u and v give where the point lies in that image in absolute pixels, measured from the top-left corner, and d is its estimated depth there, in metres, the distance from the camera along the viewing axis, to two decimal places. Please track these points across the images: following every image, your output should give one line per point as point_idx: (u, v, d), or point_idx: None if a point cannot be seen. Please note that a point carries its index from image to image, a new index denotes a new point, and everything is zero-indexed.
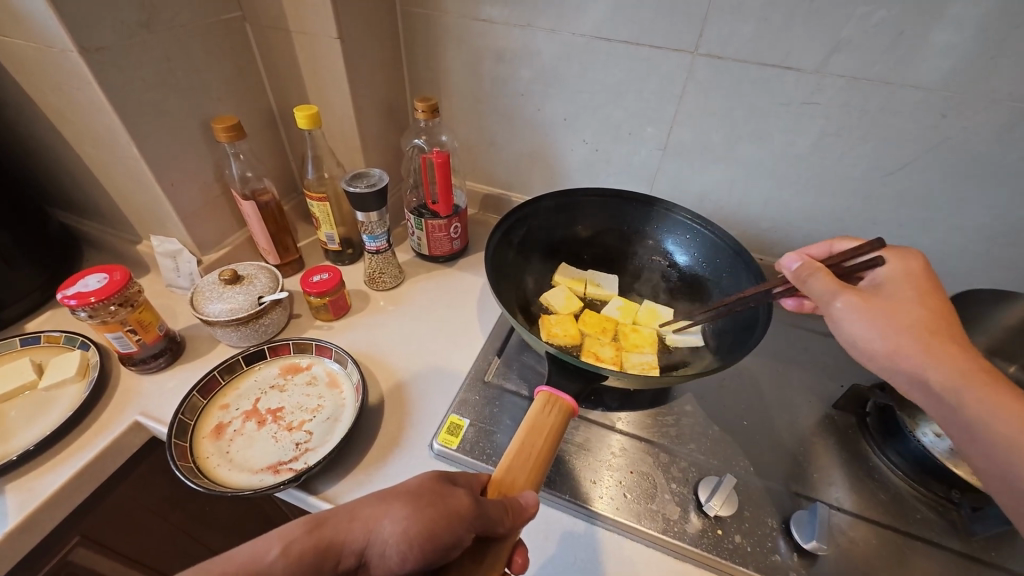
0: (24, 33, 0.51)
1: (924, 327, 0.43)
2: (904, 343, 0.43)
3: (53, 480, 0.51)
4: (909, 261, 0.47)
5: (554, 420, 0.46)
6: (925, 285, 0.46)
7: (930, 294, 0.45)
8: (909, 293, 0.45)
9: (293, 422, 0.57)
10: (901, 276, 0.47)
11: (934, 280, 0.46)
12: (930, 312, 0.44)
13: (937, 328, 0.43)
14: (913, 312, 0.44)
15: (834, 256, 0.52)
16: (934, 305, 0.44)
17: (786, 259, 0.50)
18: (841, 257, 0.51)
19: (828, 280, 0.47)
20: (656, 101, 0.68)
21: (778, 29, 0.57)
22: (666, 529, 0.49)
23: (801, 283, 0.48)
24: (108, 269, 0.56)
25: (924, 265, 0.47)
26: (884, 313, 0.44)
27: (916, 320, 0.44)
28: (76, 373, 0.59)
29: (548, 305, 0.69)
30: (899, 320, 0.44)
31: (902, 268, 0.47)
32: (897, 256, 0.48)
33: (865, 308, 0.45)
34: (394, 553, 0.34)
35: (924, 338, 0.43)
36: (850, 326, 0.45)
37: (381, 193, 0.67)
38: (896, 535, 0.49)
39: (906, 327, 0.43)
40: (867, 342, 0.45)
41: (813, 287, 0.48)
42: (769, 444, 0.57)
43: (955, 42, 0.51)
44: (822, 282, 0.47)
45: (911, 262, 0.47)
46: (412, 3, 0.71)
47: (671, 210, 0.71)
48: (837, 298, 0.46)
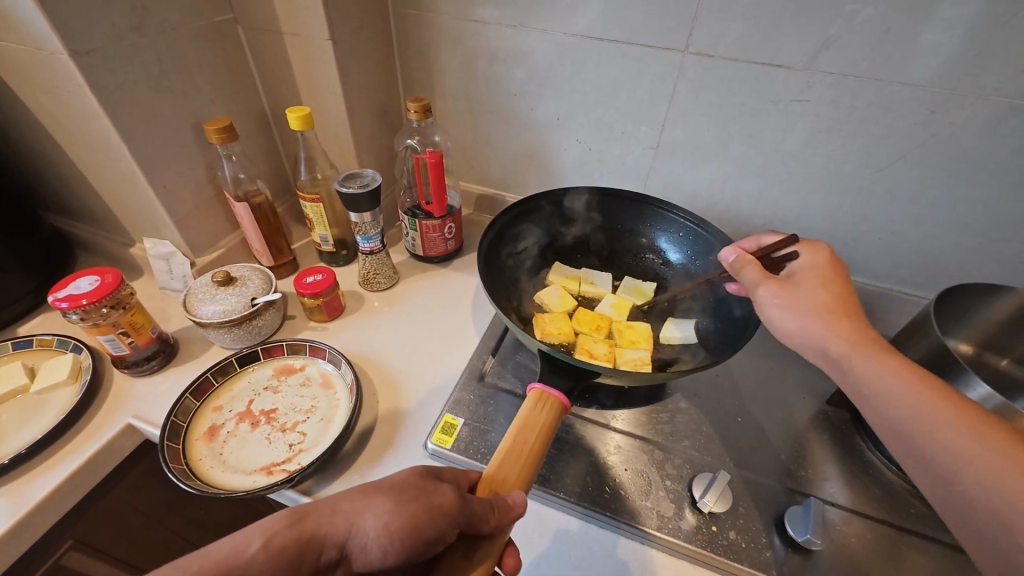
0: (15, 36, 0.51)
1: (825, 306, 0.48)
2: (806, 322, 0.47)
3: (44, 484, 0.51)
4: (817, 254, 0.53)
5: (546, 417, 0.46)
6: (829, 272, 0.51)
7: (833, 281, 0.50)
8: (817, 280, 0.50)
9: (287, 423, 0.56)
10: (812, 265, 0.52)
11: (838, 271, 0.51)
12: (832, 297, 0.49)
13: (834, 307, 0.48)
14: (816, 295, 0.49)
15: (762, 249, 0.57)
16: (837, 290, 0.49)
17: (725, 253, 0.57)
18: (770, 249, 0.56)
19: (755, 270, 0.52)
20: (648, 100, 0.68)
21: (767, 28, 0.57)
22: (660, 526, 0.49)
23: (736, 273, 0.54)
24: (100, 272, 0.56)
25: (831, 257, 0.53)
26: (800, 296, 0.49)
27: (821, 301, 0.48)
28: (68, 376, 0.59)
29: (542, 304, 0.69)
30: (808, 303, 0.48)
31: (812, 260, 0.53)
32: (808, 248, 0.55)
33: (783, 294, 0.49)
34: (376, 547, 0.34)
35: (824, 315, 0.47)
36: (771, 310, 0.50)
37: (374, 194, 0.67)
38: (890, 529, 0.49)
39: (810, 308, 0.48)
40: (785, 326, 0.48)
41: (745, 276, 0.53)
42: (763, 441, 0.57)
43: (942, 39, 0.51)
44: (752, 271, 0.52)
45: (822, 256, 0.53)
46: (404, 5, 0.72)
47: (663, 207, 0.72)
48: (760, 285, 0.51)
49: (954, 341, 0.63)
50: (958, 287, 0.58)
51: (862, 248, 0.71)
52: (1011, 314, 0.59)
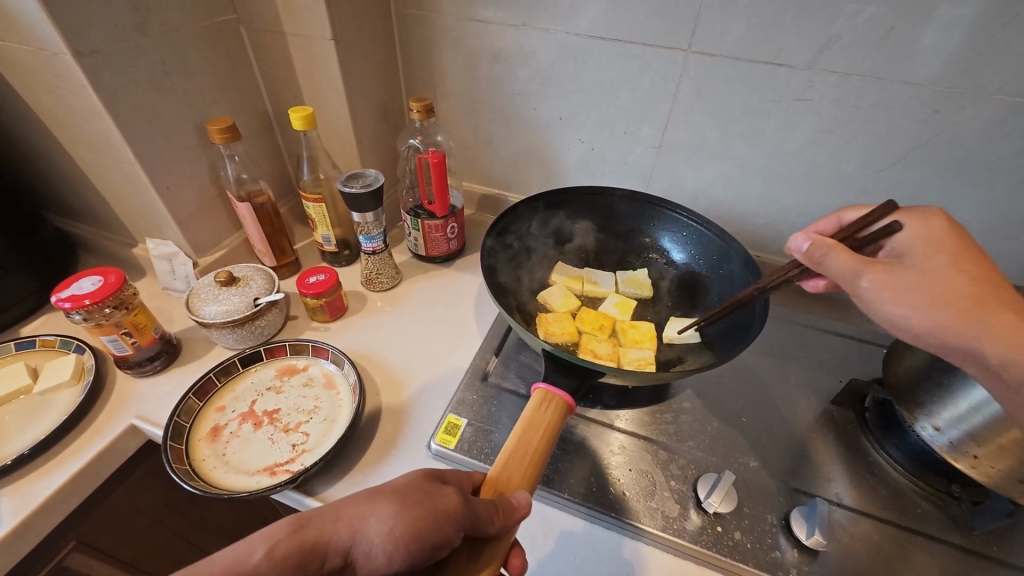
0: (17, 37, 0.51)
1: (960, 292, 0.40)
2: (939, 315, 0.40)
3: (47, 485, 0.51)
4: (928, 224, 0.45)
5: (551, 418, 0.46)
6: (954, 245, 0.43)
7: (962, 256, 0.42)
8: (940, 257, 0.42)
9: (290, 423, 0.56)
10: (921, 240, 0.44)
11: (964, 241, 0.43)
12: (967, 279, 0.41)
13: (960, 294, 0.40)
14: (942, 278, 0.41)
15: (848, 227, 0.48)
16: (969, 270, 0.42)
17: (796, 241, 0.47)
18: (859, 227, 0.47)
19: (845, 256, 0.44)
20: (651, 100, 0.68)
21: (770, 27, 0.57)
22: (665, 527, 0.48)
23: (816, 265, 0.45)
24: (103, 272, 0.56)
25: (949, 224, 0.44)
26: (918, 282, 0.42)
27: (938, 285, 0.41)
28: (71, 377, 0.59)
29: (546, 304, 0.69)
30: (930, 291, 0.41)
31: (925, 232, 0.44)
32: (912, 219, 0.46)
33: (894, 283, 0.42)
34: (381, 553, 0.34)
35: (963, 303, 0.40)
36: (881, 303, 0.42)
37: (376, 193, 0.67)
38: (896, 530, 0.49)
39: (937, 295, 0.41)
40: (902, 320, 0.42)
41: (830, 266, 0.45)
42: (768, 442, 0.57)
43: (946, 38, 0.51)
44: (841, 259, 0.44)
45: (938, 223, 0.45)
46: (406, 4, 0.72)
47: (667, 207, 0.72)
48: (861, 275, 0.43)
49: None
50: None
51: None
52: None
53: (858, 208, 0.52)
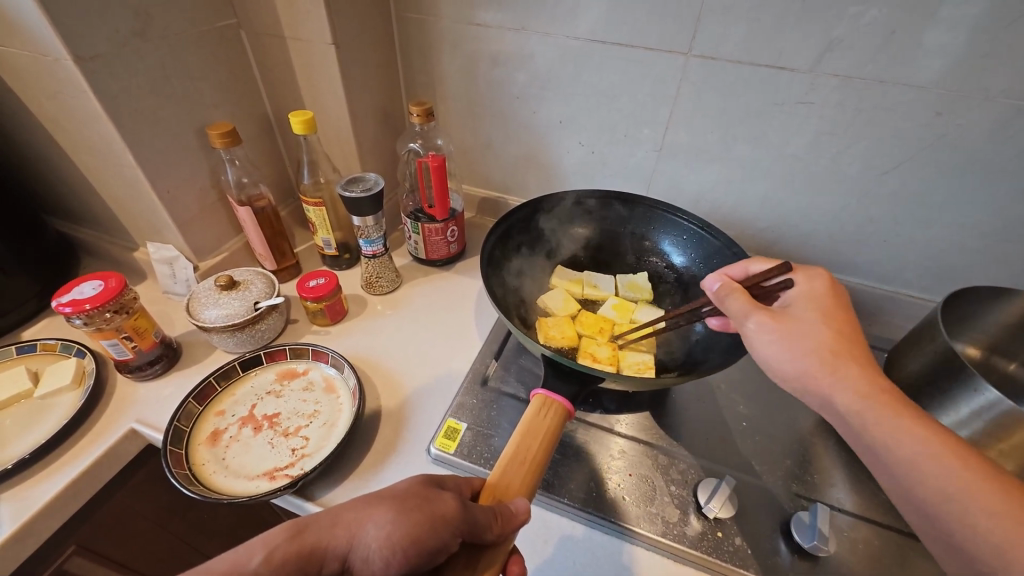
0: (19, 42, 0.52)
1: (828, 346, 0.43)
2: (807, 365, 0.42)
3: (47, 489, 0.51)
4: (815, 282, 0.48)
5: (550, 423, 0.46)
6: (831, 304, 0.46)
7: (837, 315, 0.45)
8: (818, 312, 0.45)
9: (289, 428, 0.56)
10: (810, 296, 0.47)
11: (841, 301, 0.46)
12: (833, 334, 0.44)
13: (839, 346, 0.43)
14: (817, 333, 0.44)
15: (751, 277, 0.52)
16: (837, 325, 0.44)
17: (708, 280, 0.53)
18: (760, 279, 0.51)
19: (741, 298, 0.47)
20: (651, 103, 0.68)
21: (771, 30, 0.57)
22: (665, 532, 0.48)
23: (720, 303, 0.48)
24: (103, 277, 0.56)
25: (832, 284, 0.48)
26: (798, 333, 0.44)
27: (821, 338, 0.43)
28: (72, 381, 0.59)
29: (546, 308, 0.68)
30: (807, 341, 0.43)
31: (810, 289, 0.48)
32: (804, 277, 0.49)
33: (776, 327, 0.44)
34: (378, 559, 0.34)
35: (827, 358, 0.42)
36: (762, 347, 0.45)
37: (376, 198, 0.67)
38: (899, 536, 0.49)
39: (811, 346, 0.43)
40: (777, 364, 0.44)
41: (730, 306, 0.47)
42: (767, 446, 0.57)
43: (948, 40, 0.51)
44: (739, 301, 0.47)
45: (820, 281, 0.48)
46: (406, 8, 0.72)
47: (667, 210, 0.72)
48: (749, 316, 0.46)
49: (961, 344, 0.63)
50: (965, 290, 0.58)
51: (867, 250, 0.70)
52: (1020, 317, 0.59)
53: (762, 259, 0.55)
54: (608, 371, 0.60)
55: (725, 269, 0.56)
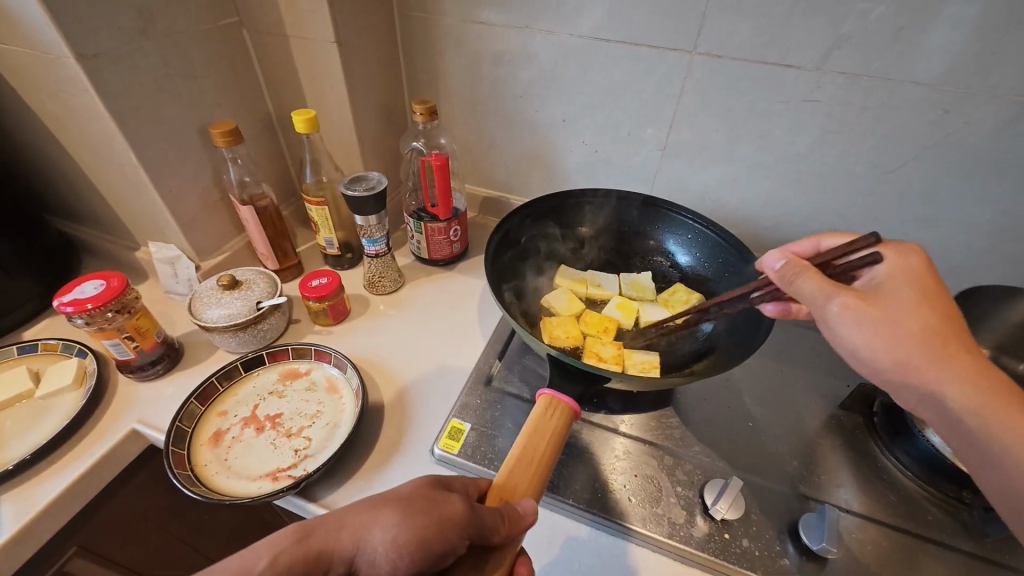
0: (21, 40, 0.51)
1: (932, 333, 0.40)
2: (903, 354, 0.40)
3: (48, 491, 0.51)
4: (907, 258, 0.44)
5: (556, 424, 0.46)
6: (921, 285, 0.42)
7: (933, 295, 0.42)
8: (914, 293, 0.42)
9: (292, 428, 0.56)
10: (899, 274, 0.43)
11: (934, 279, 0.43)
12: (935, 320, 0.41)
13: (935, 333, 0.40)
14: (911, 319, 0.40)
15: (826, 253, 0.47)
16: (940, 310, 0.41)
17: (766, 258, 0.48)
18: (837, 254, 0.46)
19: (815, 279, 0.43)
20: (655, 102, 0.67)
21: (777, 28, 0.56)
22: (671, 533, 0.48)
23: (788, 284, 0.45)
24: (105, 276, 0.56)
25: (927, 261, 0.44)
26: (892, 319, 0.41)
27: (915, 325, 0.40)
28: (73, 381, 0.58)
29: (549, 307, 0.68)
30: (902, 328, 0.40)
31: (900, 266, 0.43)
32: (894, 252, 0.45)
33: (864, 312, 0.41)
34: (385, 562, 0.33)
35: (932, 346, 0.40)
36: (848, 332, 0.41)
37: (379, 197, 0.66)
38: (907, 537, 0.48)
39: (909, 333, 0.40)
40: (864, 353, 0.41)
41: (802, 288, 0.44)
42: (773, 446, 0.56)
43: (955, 38, 0.51)
44: (814, 282, 0.43)
45: (912, 259, 0.44)
46: (410, 6, 0.71)
47: (672, 209, 0.71)
48: (832, 299, 0.42)
49: None
50: None
51: None
52: None
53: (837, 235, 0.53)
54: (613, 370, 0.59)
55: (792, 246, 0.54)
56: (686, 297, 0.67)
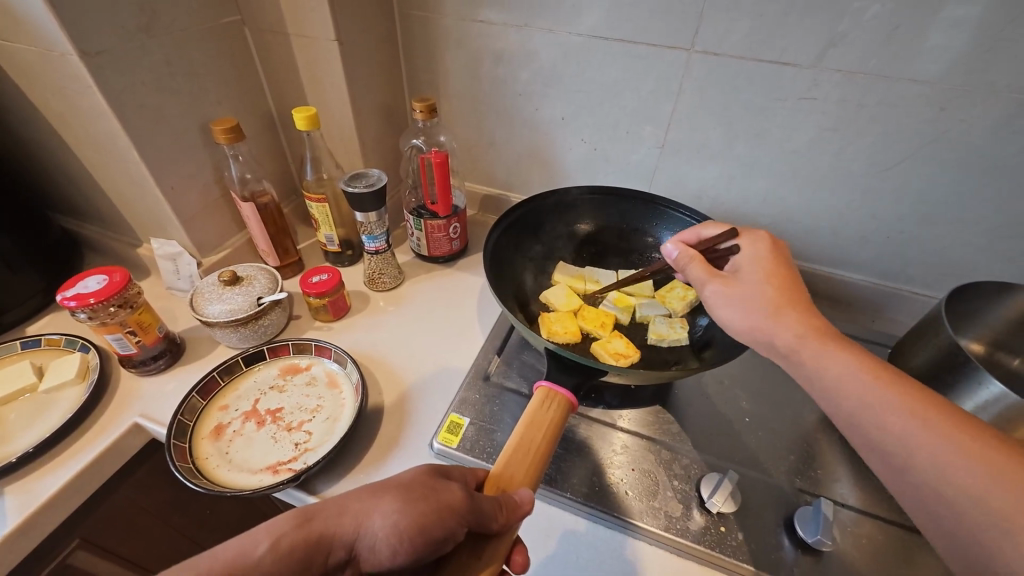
0: (25, 37, 0.52)
1: (772, 300, 0.45)
2: (753, 318, 0.45)
3: (52, 483, 0.51)
4: (760, 244, 0.50)
5: (553, 415, 0.46)
6: (774, 264, 0.48)
7: (780, 274, 0.47)
8: (762, 272, 0.47)
9: (292, 422, 0.56)
10: (755, 257, 0.49)
11: (782, 258, 0.48)
12: (781, 292, 0.46)
13: (783, 301, 0.45)
14: (764, 290, 0.46)
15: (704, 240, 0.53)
16: (784, 284, 0.46)
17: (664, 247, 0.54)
18: (710, 243, 0.52)
19: (700, 266, 0.49)
20: (653, 100, 0.68)
21: (775, 26, 0.57)
22: (668, 526, 0.48)
23: (681, 271, 0.51)
24: (108, 271, 0.56)
25: (774, 244, 0.50)
26: (747, 294, 0.46)
27: (766, 295, 0.45)
28: (75, 375, 0.59)
29: (548, 304, 0.68)
30: (754, 298, 0.46)
31: (755, 251, 0.49)
32: (749, 239, 0.51)
33: (730, 292, 0.47)
34: (385, 547, 0.34)
35: (771, 309, 0.44)
36: (721, 310, 0.47)
37: (379, 193, 0.67)
38: (903, 531, 0.49)
39: (758, 303, 0.45)
40: (730, 323, 0.46)
41: (690, 273, 0.50)
42: (770, 441, 0.57)
43: (952, 37, 0.51)
44: (697, 268, 0.49)
45: (765, 243, 0.50)
46: (409, 5, 0.72)
47: (670, 206, 0.72)
48: (706, 284, 0.48)
49: (965, 340, 0.63)
50: (969, 286, 0.58)
51: (871, 247, 0.70)
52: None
53: (715, 223, 0.56)
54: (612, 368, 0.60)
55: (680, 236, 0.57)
56: (683, 294, 0.68)
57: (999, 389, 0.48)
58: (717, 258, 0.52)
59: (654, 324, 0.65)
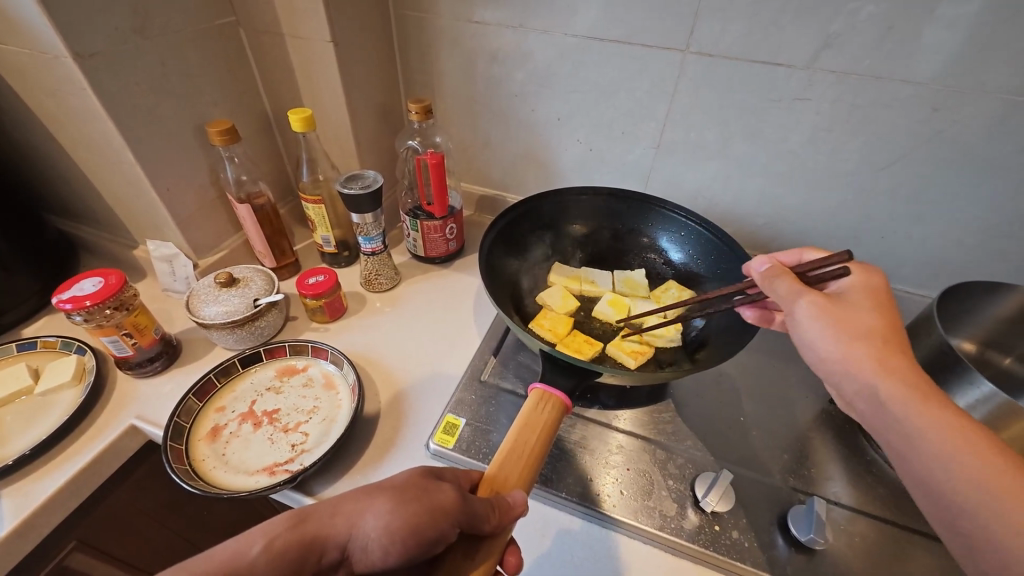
0: (19, 39, 0.52)
1: (882, 335, 0.42)
2: (857, 350, 0.41)
3: (48, 486, 0.51)
4: (872, 276, 0.47)
5: (548, 417, 0.46)
6: (886, 298, 0.45)
7: (890, 308, 0.44)
8: (873, 301, 0.44)
9: (289, 424, 0.57)
10: (864, 286, 0.46)
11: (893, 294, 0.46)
12: (888, 325, 0.43)
13: (890, 336, 0.42)
14: (870, 320, 0.43)
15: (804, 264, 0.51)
16: (894, 319, 0.43)
17: (754, 263, 0.52)
18: (815, 265, 0.50)
19: (789, 282, 0.46)
20: (649, 100, 0.68)
21: (769, 27, 0.57)
22: (662, 526, 0.49)
23: (767, 283, 0.48)
24: (103, 274, 0.56)
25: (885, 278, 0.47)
26: (849, 319, 0.43)
27: (873, 325, 0.42)
28: (72, 377, 0.59)
29: (544, 305, 0.68)
30: (858, 325, 0.42)
31: (865, 280, 0.46)
32: (860, 269, 0.48)
33: (828, 312, 0.43)
34: (377, 547, 0.34)
35: (881, 344, 0.41)
36: (810, 328, 0.44)
37: (375, 194, 0.67)
38: (896, 529, 0.49)
39: (859, 332, 0.42)
40: (823, 347, 0.43)
41: (775, 288, 0.47)
42: (764, 441, 0.57)
43: (944, 37, 0.51)
44: (786, 285, 0.46)
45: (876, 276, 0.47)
46: (405, 6, 0.72)
47: (665, 207, 0.72)
48: (799, 300, 0.45)
49: (957, 339, 0.64)
50: (961, 286, 0.58)
51: (865, 247, 0.71)
52: (1015, 312, 0.59)
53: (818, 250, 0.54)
54: (632, 366, 0.61)
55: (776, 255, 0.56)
56: (677, 295, 0.68)
57: (989, 387, 0.49)
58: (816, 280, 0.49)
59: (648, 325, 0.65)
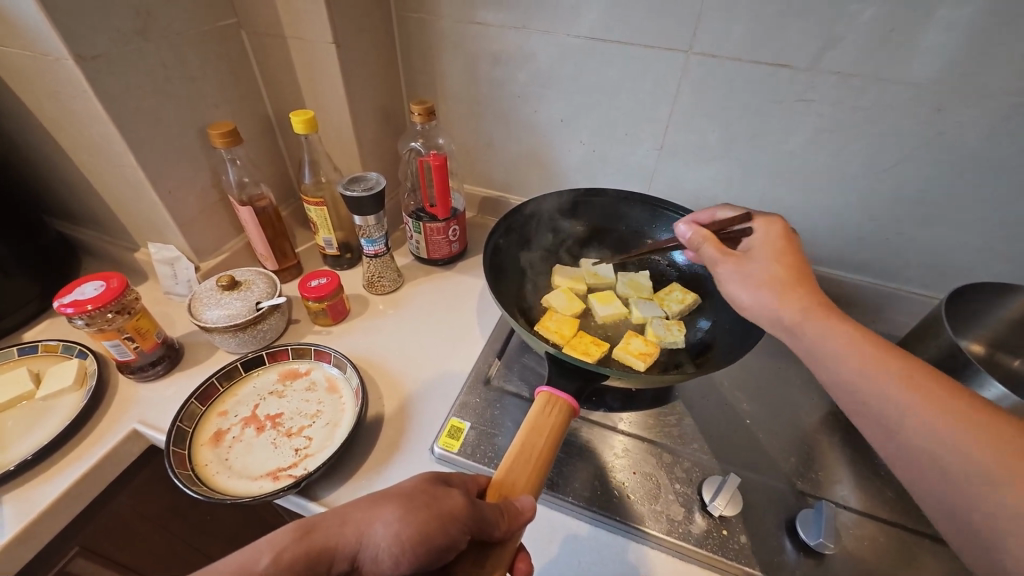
0: (19, 42, 0.51)
1: (780, 278, 0.46)
2: (764, 296, 0.46)
3: (49, 491, 0.51)
4: (772, 227, 0.51)
5: (555, 420, 0.46)
6: (787, 247, 0.49)
7: (792, 256, 0.48)
8: (772, 251, 0.49)
9: (292, 428, 0.56)
10: (767, 240, 0.50)
11: (794, 242, 0.49)
12: (786, 269, 0.47)
13: (791, 279, 0.46)
14: (772, 268, 0.47)
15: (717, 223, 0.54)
16: (793, 263, 0.48)
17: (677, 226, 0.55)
18: (725, 224, 0.53)
19: (712, 245, 0.51)
20: (652, 101, 0.68)
21: (772, 28, 0.56)
22: (670, 530, 0.48)
23: (696, 250, 0.52)
24: (104, 277, 0.56)
25: (786, 228, 0.50)
26: (759, 269, 0.48)
27: (774, 273, 0.47)
28: (74, 381, 0.58)
29: (549, 307, 0.68)
30: (763, 276, 0.47)
31: (767, 234, 0.50)
32: (763, 222, 0.52)
33: (739, 269, 0.48)
34: (387, 557, 0.34)
35: (780, 287, 0.46)
36: (729, 285, 0.49)
37: (377, 197, 0.66)
38: (904, 533, 0.49)
39: (767, 281, 0.47)
40: (742, 300, 0.48)
41: (705, 253, 0.51)
42: (771, 444, 0.57)
43: (948, 38, 0.51)
44: (709, 248, 0.51)
45: (778, 227, 0.51)
46: (406, 7, 0.72)
47: (670, 209, 0.72)
48: (718, 264, 0.50)
49: (965, 341, 0.63)
50: (968, 287, 0.58)
51: (870, 248, 0.70)
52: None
53: (730, 208, 0.57)
54: (642, 369, 0.60)
55: (693, 215, 0.58)
56: (681, 297, 0.68)
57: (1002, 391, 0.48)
58: (731, 240, 0.53)
59: (651, 326, 0.65)
